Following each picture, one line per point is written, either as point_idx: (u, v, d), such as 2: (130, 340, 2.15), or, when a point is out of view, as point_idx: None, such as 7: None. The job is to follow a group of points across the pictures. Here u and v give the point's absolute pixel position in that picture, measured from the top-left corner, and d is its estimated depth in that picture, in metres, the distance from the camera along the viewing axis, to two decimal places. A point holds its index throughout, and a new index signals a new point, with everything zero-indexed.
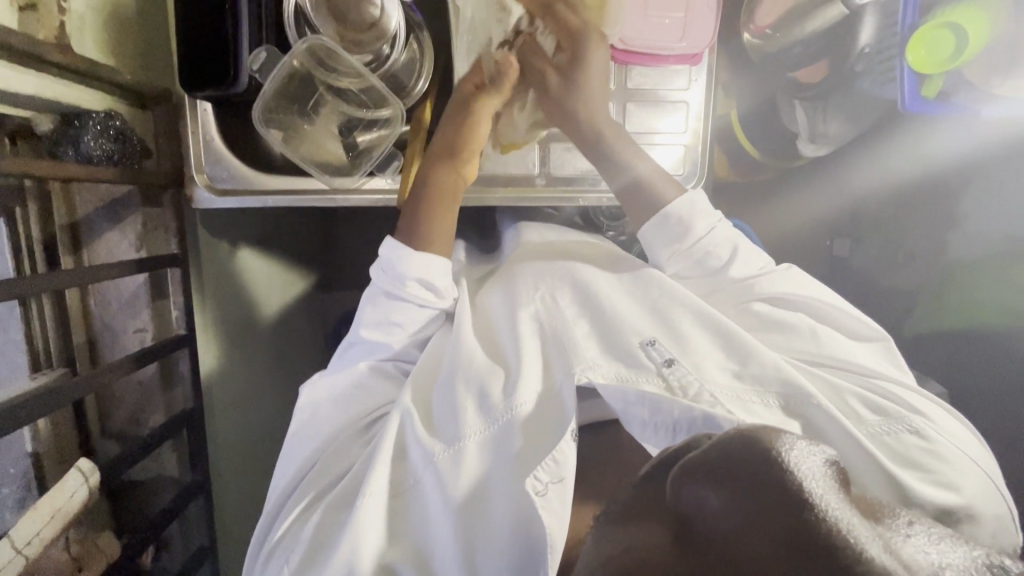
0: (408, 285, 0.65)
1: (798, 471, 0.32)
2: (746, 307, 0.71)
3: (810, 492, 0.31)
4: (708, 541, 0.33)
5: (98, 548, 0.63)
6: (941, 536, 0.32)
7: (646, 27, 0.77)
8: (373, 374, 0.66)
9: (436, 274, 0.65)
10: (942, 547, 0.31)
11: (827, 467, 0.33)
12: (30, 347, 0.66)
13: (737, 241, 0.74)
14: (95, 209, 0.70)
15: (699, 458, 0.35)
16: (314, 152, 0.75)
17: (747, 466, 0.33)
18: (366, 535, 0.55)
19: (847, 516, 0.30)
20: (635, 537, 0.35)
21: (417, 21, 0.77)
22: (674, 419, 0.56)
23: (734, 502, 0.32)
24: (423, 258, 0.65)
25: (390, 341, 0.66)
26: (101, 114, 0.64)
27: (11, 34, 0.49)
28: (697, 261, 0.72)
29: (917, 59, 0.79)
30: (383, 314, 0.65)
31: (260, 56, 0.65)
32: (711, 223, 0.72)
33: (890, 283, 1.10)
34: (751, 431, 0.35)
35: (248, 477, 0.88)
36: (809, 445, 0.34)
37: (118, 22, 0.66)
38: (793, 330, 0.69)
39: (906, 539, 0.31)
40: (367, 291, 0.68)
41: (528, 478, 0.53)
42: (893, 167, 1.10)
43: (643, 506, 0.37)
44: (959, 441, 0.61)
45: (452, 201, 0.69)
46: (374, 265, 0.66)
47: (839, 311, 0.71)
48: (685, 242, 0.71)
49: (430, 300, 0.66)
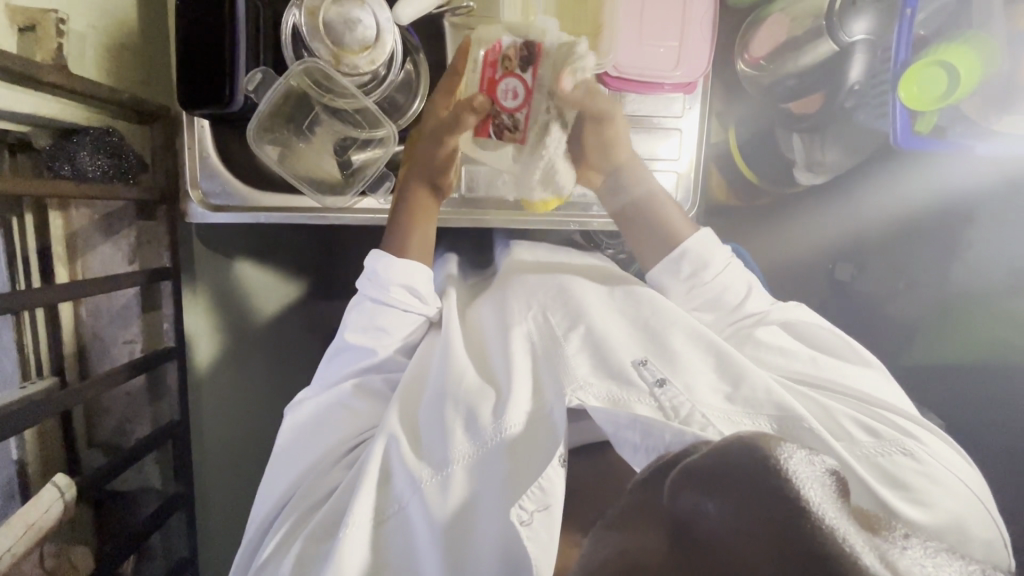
0: (392, 290, 0.67)
1: (797, 480, 0.32)
2: (747, 334, 0.71)
3: (807, 498, 0.31)
4: (708, 547, 0.33)
5: (71, 563, 0.65)
6: (933, 550, 0.33)
7: (641, 56, 0.77)
8: (355, 395, 0.66)
9: (421, 280, 0.68)
10: (937, 560, 0.31)
11: (826, 476, 0.34)
12: (20, 356, 0.67)
13: (751, 281, 0.74)
14: (91, 222, 0.72)
15: (696, 463, 0.37)
16: (308, 169, 0.77)
17: (738, 476, 0.34)
18: (349, 563, 0.53)
19: (842, 524, 0.31)
20: (631, 539, 0.37)
21: (414, 44, 0.78)
22: (665, 444, 0.51)
23: (727, 512, 0.33)
24: (407, 266, 0.67)
25: (374, 347, 0.67)
26: (98, 130, 0.67)
27: (8, 57, 0.51)
28: (713, 299, 0.72)
29: (910, 95, 0.72)
30: (371, 320, 0.67)
31: (257, 75, 0.68)
32: (727, 258, 0.73)
33: (893, 313, 1.08)
34: (750, 439, 0.36)
35: (236, 487, 0.89)
36: (808, 455, 0.35)
37: (118, 42, 0.68)
38: (793, 355, 0.68)
39: (903, 551, 0.32)
40: (353, 299, 0.70)
41: (513, 506, 0.51)
42: (900, 192, 1.07)
43: (643, 512, 0.38)
44: (951, 464, 0.59)
45: (434, 212, 0.73)
46: (360, 276, 0.69)
47: (825, 331, 0.72)
48: (702, 277, 0.72)
49: (414, 306, 0.68)
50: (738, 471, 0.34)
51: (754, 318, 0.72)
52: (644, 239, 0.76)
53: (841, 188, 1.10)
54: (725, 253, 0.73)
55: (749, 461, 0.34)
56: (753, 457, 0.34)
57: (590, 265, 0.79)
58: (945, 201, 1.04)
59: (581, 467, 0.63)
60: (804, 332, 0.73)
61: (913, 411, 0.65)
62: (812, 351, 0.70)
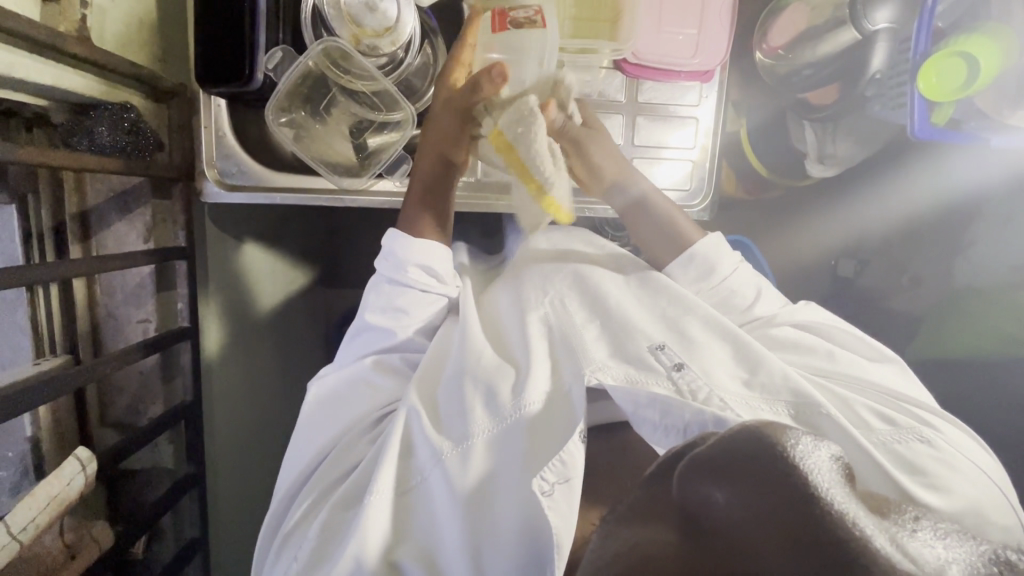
0: (410, 270, 0.67)
1: (806, 467, 0.29)
2: (763, 332, 0.71)
3: (817, 486, 0.28)
4: (717, 541, 0.30)
5: (92, 537, 0.63)
6: (945, 532, 0.31)
7: (659, 43, 0.77)
8: (377, 371, 0.65)
9: (439, 260, 0.68)
10: (949, 542, 0.29)
11: (833, 462, 0.30)
12: (34, 332, 0.66)
13: (759, 284, 0.75)
14: (105, 199, 0.71)
15: (705, 450, 0.33)
16: (324, 152, 0.76)
17: (746, 461, 0.30)
18: (372, 532, 0.53)
19: (853, 508, 0.28)
20: (638, 532, 0.32)
21: (431, 27, 0.79)
22: (684, 423, 0.54)
23: (739, 496, 0.29)
24: (424, 245, 0.67)
25: (394, 328, 0.66)
26: (117, 105, 0.66)
27: (34, 27, 0.50)
28: (723, 288, 0.73)
29: (929, 85, 0.73)
30: (388, 300, 0.67)
31: (276, 55, 0.69)
32: (735, 262, 0.74)
33: (897, 307, 1.10)
34: (755, 425, 0.33)
35: (246, 468, 0.89)
36: (814, 440, 0.32)
37: (137, 18, 0.68)
38: (805, 349, 0.68)
39: (911, 534, 0.30)
40: (370, 282, 0.70)
41: (534, 477, 0.51)
42: (912, 189, 1.08)
43: (648, 501, 0.34)
44: (965, 452, 0.59)
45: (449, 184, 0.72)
46: (378, 257, 0.69)
47: (837, 329, 0.71)
48: (710, 280, 0.73)
49: (433, 285, 0.68)
50: (744, 454, 0.30)
51: (764, 321, 0.72)
52: (653, 241, 0.77)
53: (852, 186, 1.11)
54: (733, 256, 0.74)
55: (756, 449, 0.30)
56: (760, 444, 0.30)
57: (605, 251, 0.79)
58: (951, 198, 1.06)
59: (598, 447, 0.64)
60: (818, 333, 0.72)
61: (926, 401, 0.65)
62: (824, 342, 0.70)
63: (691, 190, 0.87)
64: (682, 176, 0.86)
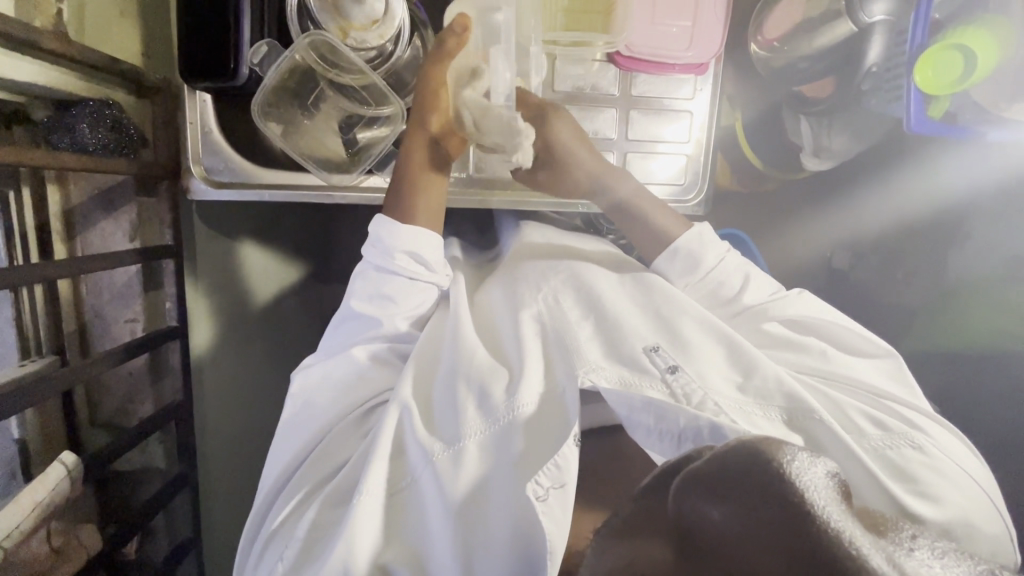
0: (397, 258, 0.66)
1: (801, 484, 0.29)
2: (758, 328, 0.70)
3: (812, 504, 0.28)
4: (717, 560, 0.30)
5: (80, 543, 0.63)
6: (941, 551, 0.30)
7: (650, 35, 0.76)
8: (371, 365, 0.64)
9: (427, 249, 0.66)
10: (945, 561, 0.29)
11: (829, 479, 0.30)
12: (19, 332, 0.65)
13: (749, 271, 0.74)
14: (89, 198, 0.70)
15: (704, 467, 0.32)
16: (313, 148, 0.74)
17: (742, 477, 0.30)
18: (362, 535, 0.53)
19: (850, 528, 0.28)
20: (638, 549, 0.33)
21: (421, 19, 0.77)
22: (679, 428, 0.53)
23: (738, 515, 0.29)
24: (411, 232, 0.66)
25: (380, 317, 0.65)
26: (97, 102, 0.64)
27: (9, 23, 0.49)
28: (716, 286, 0.72)
29: (925, 79, 0.72)
30: (374, 287, 0.65)
31: (262, 48, 0.66)
32: (722, 253, 0.73)
33: (888, 298, 1.09)
34: (753, 442, 0.32)
35: (239, 466, 0.88)
36: (810, 456, 0.31)
37: (117, 13, 0.66)
38: (800, 348, 0.67)
39: (908, 553, 0.29)
40: (357, 269, 0.68)
41: (528, 482, 0.51)
42: (901, 180, 1.08)
43: (645, 518, 0.34)
44: (959, 459, 0.59)
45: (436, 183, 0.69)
46: (366, 244, 0.68)
47: (840, 327, 0.70)
48: (696, 274, 0.72)
49: (420, 274, 0.67)
50: (739, 472, 0.30)
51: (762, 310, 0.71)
52: (639, 237, 0.76)
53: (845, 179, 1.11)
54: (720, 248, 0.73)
55: (752, 467, 0.30)
56: (756, 461, 0.30)
57: (599, 249, 0.78)
58: (946, 191, 1.04)
59: (591, 449, 0.63)
60: (812, 326, 0.71)
61: (922, 405, 0.64)
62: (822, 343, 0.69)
63: (685, 184, 0.87)
64: (676, 171, 0.85)
